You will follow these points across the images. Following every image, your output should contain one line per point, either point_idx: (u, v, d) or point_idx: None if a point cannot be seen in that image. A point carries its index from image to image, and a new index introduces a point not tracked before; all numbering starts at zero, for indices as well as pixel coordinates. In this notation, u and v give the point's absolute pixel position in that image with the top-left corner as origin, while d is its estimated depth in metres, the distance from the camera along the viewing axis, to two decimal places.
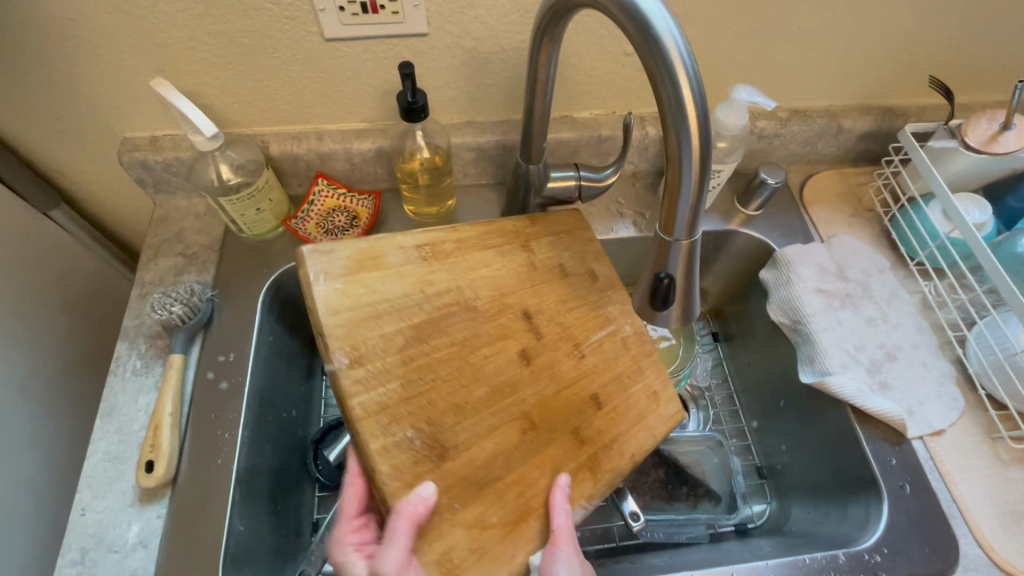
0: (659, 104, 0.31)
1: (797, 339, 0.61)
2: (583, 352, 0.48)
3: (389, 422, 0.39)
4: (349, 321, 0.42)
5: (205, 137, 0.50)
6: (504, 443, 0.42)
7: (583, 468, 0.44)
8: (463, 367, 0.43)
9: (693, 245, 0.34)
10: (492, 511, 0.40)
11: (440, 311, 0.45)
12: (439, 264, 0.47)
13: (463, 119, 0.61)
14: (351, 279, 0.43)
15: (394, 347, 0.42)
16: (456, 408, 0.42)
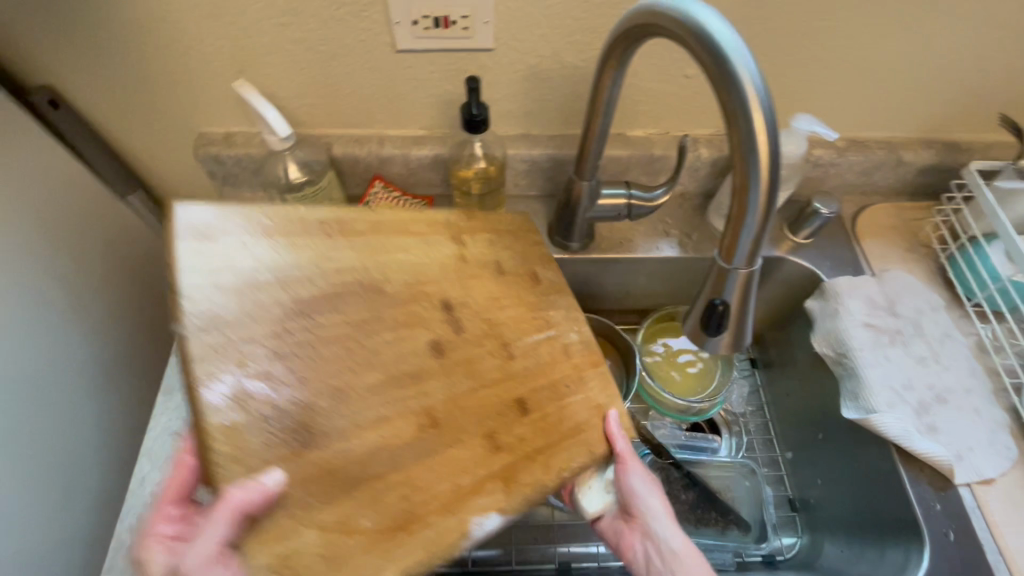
0: (730, 135, 0.31)
1: (841, 372, 0.60)
2: (512, 352, 0.47)
3: (246, 398, 0.37)
4: (222, 288, 0.39)
5: (279, 138, 0.52)
6: (396, 437, 0.40)
7: (494, 478, 0.41)
8: (353, 350, 0.42)
9: (752, 273, 0.34)
10: (365, 514, 0.37)
11: (336, 291, 0.43)
12: (347, 242, 0.45)
13: (519, 131, 0.63)
14: (227, 243, 0.41)
15: (275, 320, 0.40)
16: (337, 394, 0.40)
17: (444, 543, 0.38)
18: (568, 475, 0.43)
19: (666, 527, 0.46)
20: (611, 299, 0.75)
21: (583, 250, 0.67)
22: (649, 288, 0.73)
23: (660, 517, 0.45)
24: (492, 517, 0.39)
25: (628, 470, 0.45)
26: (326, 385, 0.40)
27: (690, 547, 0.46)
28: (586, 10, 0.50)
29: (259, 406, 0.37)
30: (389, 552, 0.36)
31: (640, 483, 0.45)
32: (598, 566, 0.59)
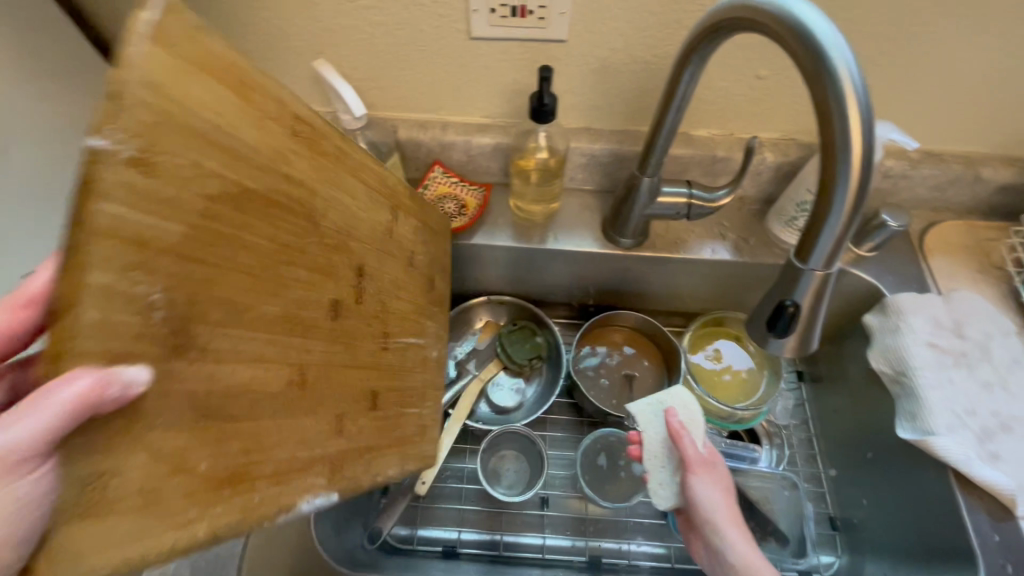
0: (821, 133, 0.31)
1: (898, 391, 0.59)
2: (385, 344, 0.48)
3: (128, 268, 0.25)
4: (155, 108, 0.26)
5: (352, 116, 0.55)
6: (262, 384, 0.33)
7: (325, 459, 0.39)
8: (263, 271, 0.34)
9: (828, 277, 0.34)
10: (199, 456, 0.29)
11: (271, 197, 0.34)
12: (307, 158, 0.38)
13: (581, 124, 0.63)
14: (199, 77, 0.29)
15: (197, 189, 0.28)
16: (232, 313, 0.31)
17: (254, 513, 0.32)
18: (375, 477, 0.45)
19: (730, 533, 0.48)
20: (658, 299, 0.75)
21: (636, 247, 0.67)
22: (697, 290, 0.72)
23: (723, 521, 0.48)
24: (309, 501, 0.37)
25: (693, 472, 0.51)
26: (233, 302, 0.31)
27: (755, 556, 0.47)
28: (664, 5, 0.50)
29: (141, 289, 0.25)
30: (206, 503, 0.29)
31: (705, 487, 0.50)
32: (627, 562, 0.62)
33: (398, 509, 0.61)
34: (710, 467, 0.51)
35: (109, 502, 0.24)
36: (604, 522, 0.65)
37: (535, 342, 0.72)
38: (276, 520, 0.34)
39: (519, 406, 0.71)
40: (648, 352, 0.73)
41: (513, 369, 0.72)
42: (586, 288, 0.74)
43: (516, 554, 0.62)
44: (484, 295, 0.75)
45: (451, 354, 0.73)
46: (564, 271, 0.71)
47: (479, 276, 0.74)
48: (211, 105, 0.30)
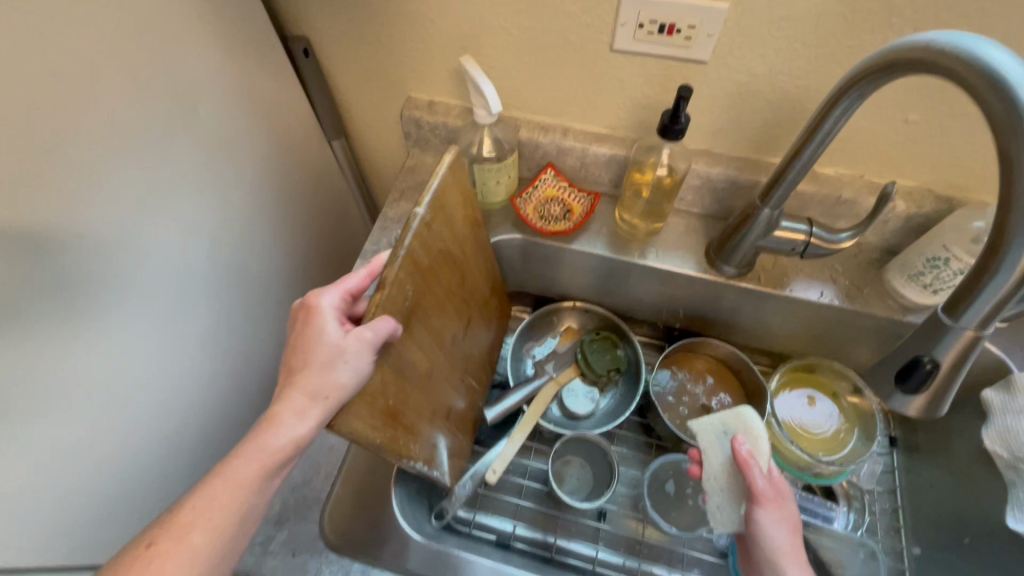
0: (1003, 189, 0.29)
1: (1014, 477, 0.54)
2: (469, 376, 0.62)
3: (408, 276, 0.45)
4: (437, 195, 0.48)
5: (488, 112, 0.57)
6: (417, 366, 0.49)
7: (422, 437, 0.51)
8: (440, 299, 0.52)
9: (978, 339, 0.32)
10: (388, 391, 0.45)
11: (456, 258, 0.54)
12: (475, 238, 0.58)
13: (702, 147, 0.63)
14: (455, 186, 0.51)
15: (436, 248, 0.49)
16: (423, 317, 0.49)
17: (391, 449, 0.46)
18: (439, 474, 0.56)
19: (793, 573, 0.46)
20: (749, 334, 0.73)
21: (738, 277, 0.65)
22: (793, 332, 0.69)
23: (787, 561, 0.46)
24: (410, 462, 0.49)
25: (760, 506, 0.48)
26: (426, 314, 0.49)
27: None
28: (819, 37, 0.48)
29: (410, 285, 0.45)
30: (377, 419, 0.43)
31: (772, 523, 0.47)
32: None
33: (464, 493, 0.59)
34: (779, 504, 0.49)
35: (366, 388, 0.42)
36: (658, 548, 0.63)
37: (616, 355, 0.72)
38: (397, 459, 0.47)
39: (589, 415, 0.72)
40: (730, 387, 0.71)
41: (590, 378, 0.72)
42: (675, 310, 0.73)
43: (564, 559, 0.62)
44: (572, 302, 0.77)
45: (531, 353, 0.76)
46: (655, 290, 0.71)
47: (570, 282, 0.75)
48: (452, 207, 0.51)
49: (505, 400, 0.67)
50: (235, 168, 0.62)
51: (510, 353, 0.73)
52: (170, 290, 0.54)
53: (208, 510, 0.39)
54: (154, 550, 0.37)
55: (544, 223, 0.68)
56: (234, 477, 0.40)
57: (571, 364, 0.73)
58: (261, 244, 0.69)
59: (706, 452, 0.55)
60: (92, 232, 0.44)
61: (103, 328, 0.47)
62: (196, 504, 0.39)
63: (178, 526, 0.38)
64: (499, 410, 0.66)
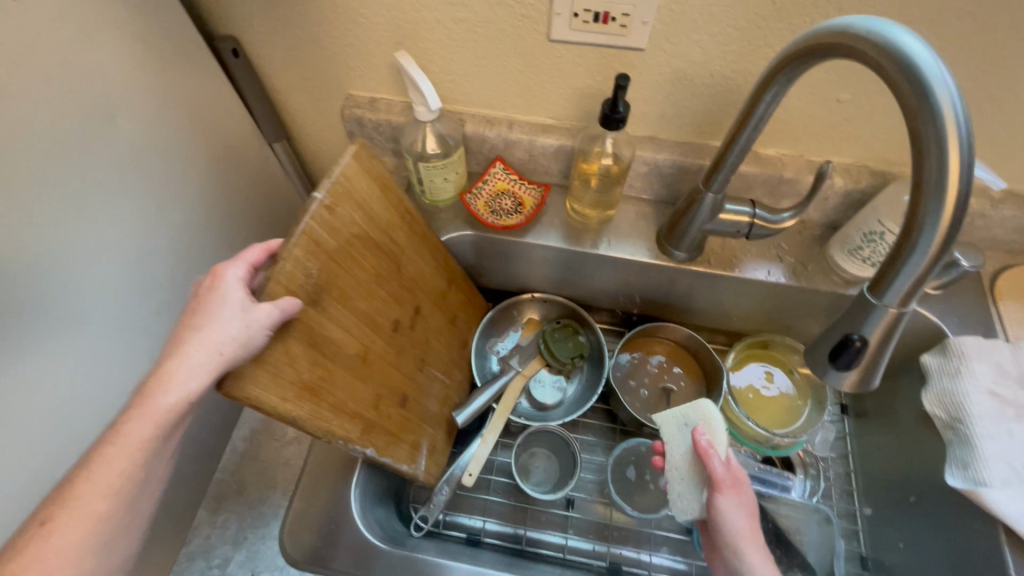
0: (915, 170, 0.30)
1: (951, 437, 0.57)
2: (422, 368, 0.61)
3: (310, 253, 0.44)
4: (339, 180, 0.47)
5: (427, 109, 0.56)
6: (344, 346, 0.48)
7: (361, 421, 0.50)
8: (363, 283, 0.50)
9: (902, 315, 0.33)
10: (303, 365, 0.43)
11: (379, 245, 0.53)
12: (405, 226, 0.57)
13: (647, 133, 0.63)
14: (365, 170, 0.50)
15: (348, 228, 0.48)
16: (342, 296, 0.48)
17: (313, 426, 0.44)
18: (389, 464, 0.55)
19: (751, 556, 0.47)
20: (704, 315, 0.74)
21: (689, 261, 0.66)
22: (746, 311, 0.71)
23: (745, 544, 0.47)
24: (344, 443, 0.48)
25: (719, 493, 0.50)
26: (348, 294, 0.48)
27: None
28: (751, 21, 0.49)
29: (314, 265, 0.44)
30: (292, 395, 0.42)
31: (730, 509, 0.49)
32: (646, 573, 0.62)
33: (441, 501, 0.60)
34: (737, 489, 0.50)
35: (264, 357, 0.40)
36: (628, 532, 0.65)
37: (578, 342, 0.72)
38: (323, 440, 0.46)
39: (559, 404, 0.72)
40: (689, 367, 0.73)
41: (555, 368, 0.72)
42: (632, 296, 0.74)
43: (536, 550, 0.63)
44: (531, 293, 0.76)
45: (494, 349, 0.75)
46: (611, 278, 0.71)
47: (529, 273, 0.74)
48: (366, 192, 0.50)
49: (474, 402, 0.66)
50: (172, 180, 0.59)
51: (473, 352, 0.71)
52: (110, 312, 0.52)
53: (94, 482, 0.37)
54: (50, 525, 0.36)
55: (495, 218, 0.67)
56: (120, 442, 0.37)
57: (535, 356, 0.72)
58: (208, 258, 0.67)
59: (669, 445, 0.57)
60: (14, 258, 0.42)
61: (38, 359, 0.44)
62: (87, 476, 0.37)
63: (70, 499, 0.36)
64: (469, 413, 0.65)
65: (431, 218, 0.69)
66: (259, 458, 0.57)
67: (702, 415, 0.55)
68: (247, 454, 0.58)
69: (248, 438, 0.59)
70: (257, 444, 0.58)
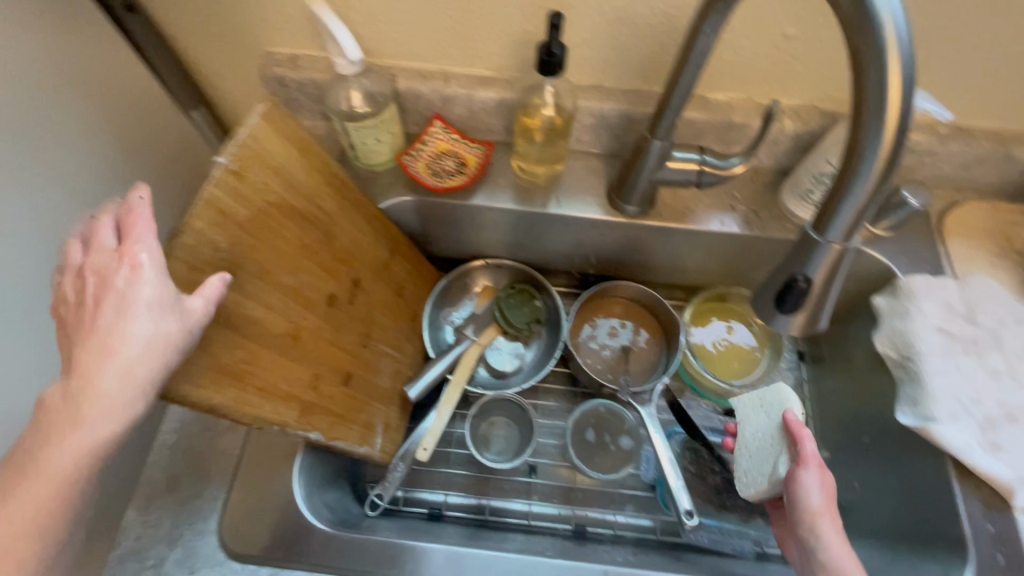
0: (854, 90, 0.27)
1: (902, 375, 0.57)
2: (368, 344, 0.57)
3: (215, 225, 0.40)
4: (246, 144, 0.42)
5: (347, 61, 0.51)
6: (270, 325, 0.45)
7: (298, 402, 0.47)
8: (288, 256, 0.46)
9: (845, 250, 0.32)
10: (220, 348, 0.40)
11: (305, 214, 0.48)
12: (335, 193, 0.52)
13: (591, 81, 0.59)
14: (280, 132, 0.46)
15: (263, 195, 0.44)
16: (263, 271, 0.44)
17: (238, 412, 0.42)
18: (336, 446, 0.52)
19: (829, 535, 0.45)
20: (661, 272, 0.72)
21: (641, 216, 0.64)
22: (702, 264, 0.70)
23: (824, 520, 0.46)
24: (278, 427, 0.45)
25: (804, 467, 0.48)
26: (270, 269, 0.44)
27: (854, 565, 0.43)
28: None
29: (225, 238, 0.40)
30: (209, 381, 0.39)
31: (814, 486, 0.47)
32: (611, 532, 0.62)
33: (397, 477, 0.59)
34: (821, 469, 0.48)
35: None
36: (592, 493, 0.64)
37: (534, 307, 0.70)
38: (252, 426, 0.43)
39: (518, 370, 0.71)
40: (648, 325, 0.71)
41: (512, 334, 0.70)
42: (587, 256, 0.71)
43: (500, 520, 0.62)
44: (483, 259, 0.72)
45: (449, 320, 0.72)
46: (564, 238, 0.68)
47: (480, 239, 0.71)
48: (281, 155, 0.46)
49: (425, 375, 0.63)
50: (65, 155, 0.53)
51: (426, 323, 0.68)
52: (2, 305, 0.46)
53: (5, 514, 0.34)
54: None
55: (437, 180, 0.63)
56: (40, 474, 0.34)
57: (491, 324, 0.70)
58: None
59: (744, 423, 0.58)
60: None
61: None
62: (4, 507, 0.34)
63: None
64: (421, 387, 0.63)
65: (368, 184, 0.65)
66: (191, 451, 0.53)
67: (784, 398, 0.54)
68: (178, 447, 0.54)
69: (178, 430, 0.55)
70: (188, 436, 0.54)
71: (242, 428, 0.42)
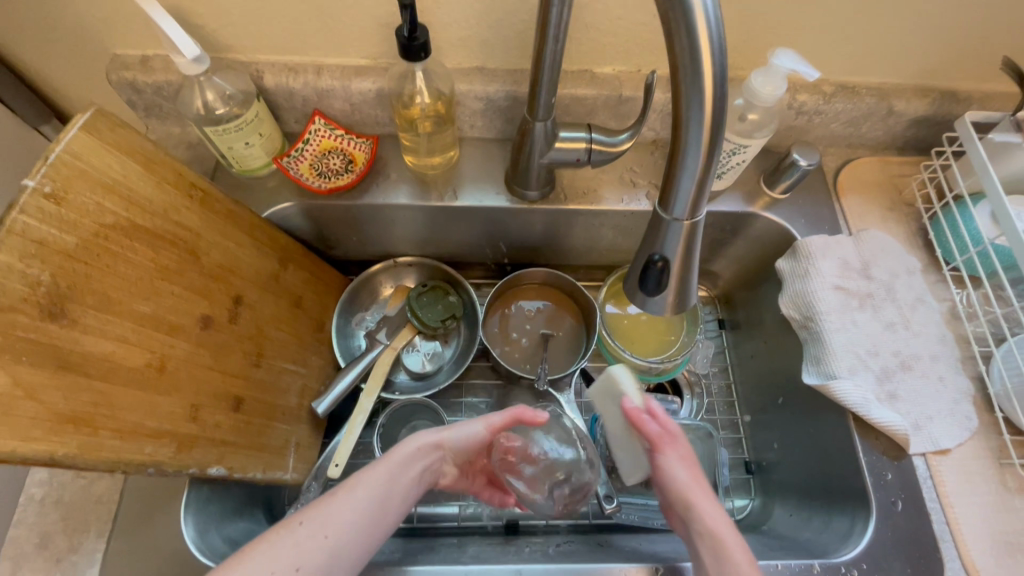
0: (671, 56, 0.26)
1: (806, 336, 0.57)
2: (260, 364, 0.53)
3: (29, 257, 0.35)
4: (63, 162, 0.37)
5: (187, 60, 0.47)
6: (123, 360, 0.40)
7: (174, 436, 0.43)
8: (141, 281, 0.42)
9: (696, 226, 0.30)
10: (53, 394, 0.35)
11: (158, 233, 0.44)
12: (197, 207, 0.48)
13: (473, 64, 0.56)
14: (111, 144, 0.41)
15: (95, 218, 0.39)
16: (104, 302, 0.39)
17: (91, 460, 0.37)
18: (234, 476, 0.49)
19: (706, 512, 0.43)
20: (576, 253, 0.71)
21: (543, 199, 0.62)
22: (614, 243, 0.69)
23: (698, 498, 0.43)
24: (151, 467, 0.41)
25: (660, 450, 0.46)
26: (116, 298, 0.40)
27: (736, 539, 0.40)
28: None
29: (45, 271, 0.36)
30: (42, 431, 0.35)
31: (675, 463, 0.45)
32: (546, 523, 0.61)
33: (310, 497, 0.56)
34: (677, 443, 0.47)
35: None
36: None
37: (448, 303, 0.67)
38: (113, 473, 0.39)
39: (438, 368, 0.68)
40: (567, 307, 0.70)
41: (427, 333, 0.67)
42: (498, 245, 0.69)
43: (429, 525, 0.60)
44: (391, 259, 0.69)
45: (362, 324, 0.69)
46: (470, 229, 0.66)
47: (383, 237, 0.67)
48: (114, 170, 0.41)
49: (333, 388, 0.60)
50: None
51: (334, 333, 0.65)
52: None
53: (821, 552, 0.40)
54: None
55: (322, 180, 0.59)
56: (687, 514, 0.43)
57: (405, 325, 0.67)
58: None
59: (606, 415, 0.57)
60: None
61: None
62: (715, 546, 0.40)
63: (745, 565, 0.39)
64: (329, 401, 0.60)
65: (250, 191, 0.60)
66: (66, 501, 0.48)
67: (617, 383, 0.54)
68: (49, 499, 0.49)
69: (46, 481, 0.49)
70: (59, 487, 0.49)
71: (100, 476, 0.38)
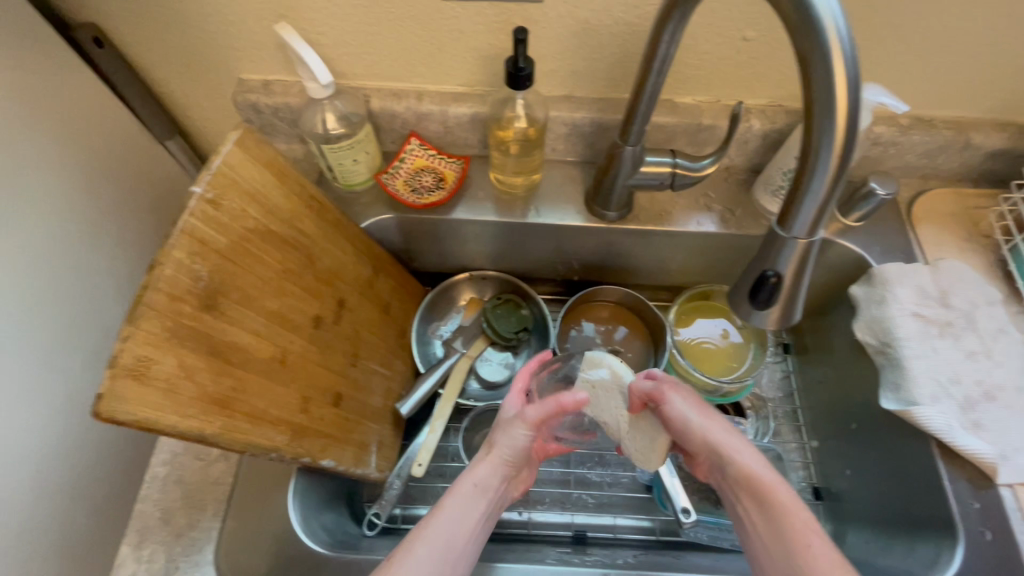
0: (804, 89, 0.29)
1: (883, 361, 0.58)
2: (356, 363, 0.57)
3: (194, 254, 0.39)
4: (222, 171, 0.42)
5: (319, 85, 0.52)
6: (255, 351, 0.44)
7: (289, 425, 0.47)
8: (270, 281, 0.46)
9: (811, 244, 0.33)
10: (205, 378, 0.39)
11: (285, 238, 0.49)
12: (314, 216, 0.53)
13: (562, 92, 0.61)
14: (255, 158, 0.46)
15: (241, 222, 0.44)
16: (244, 297, 0.43)
17: (229, 440, 0.41)
18: (332, 467, 0.52)
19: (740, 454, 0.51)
20: (644, 274, 0.73)
21: (621, 220, 0.65)
22: (684, 264, 0.71)
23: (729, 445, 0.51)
24: (272, 453, 0.45)
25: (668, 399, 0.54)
26: (252, 295, 0.44)
27: (774, 478, 0.49)
28: None
29: (204, 267, 0.40)
30: (197, 409, 0.39)
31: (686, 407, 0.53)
32: (612, 535, 0.62)
33: (393, 495, 0.59)
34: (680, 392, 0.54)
35: (152, 375, 0.36)
36: (590, 498, 0.64)
37: (522, 316, 0.70)
38: (244, 453, 0.42)
39: (509, 380, 0.70)
40: (636, 327, 0.72)
41: (501, 344, 0.70)
42: (570, 262, 0.72)
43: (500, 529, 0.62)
44: (469, 273, 0.73)
45: (438, 333, 0.72)
46: (547, 246, 0.69)
47: (462, 252, 0.71)
48: (256, 181, 0.46)
49: (419, 390, 0.64)
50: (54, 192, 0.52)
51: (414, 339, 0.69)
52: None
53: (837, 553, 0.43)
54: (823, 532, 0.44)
55: (416, 196, 0.63)
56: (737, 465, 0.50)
57: (479, 336, 0.71)
58: (117, 278, 0.61)
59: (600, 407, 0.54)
60: None
61: None
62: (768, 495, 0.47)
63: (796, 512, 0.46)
64: (414, 403, 0.63)
65: (349, 204, 0.65)
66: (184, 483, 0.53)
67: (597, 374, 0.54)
68: (170, 479, 0.53)
69: (168, 461, 0.54)
70: (178, 467, 0.54)
71: (235, 456, 0.42)
